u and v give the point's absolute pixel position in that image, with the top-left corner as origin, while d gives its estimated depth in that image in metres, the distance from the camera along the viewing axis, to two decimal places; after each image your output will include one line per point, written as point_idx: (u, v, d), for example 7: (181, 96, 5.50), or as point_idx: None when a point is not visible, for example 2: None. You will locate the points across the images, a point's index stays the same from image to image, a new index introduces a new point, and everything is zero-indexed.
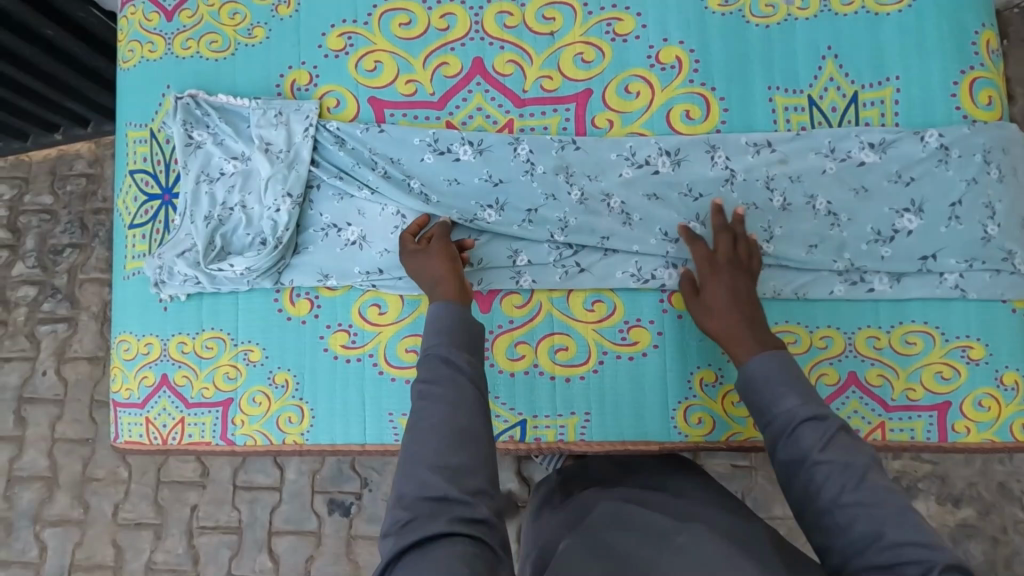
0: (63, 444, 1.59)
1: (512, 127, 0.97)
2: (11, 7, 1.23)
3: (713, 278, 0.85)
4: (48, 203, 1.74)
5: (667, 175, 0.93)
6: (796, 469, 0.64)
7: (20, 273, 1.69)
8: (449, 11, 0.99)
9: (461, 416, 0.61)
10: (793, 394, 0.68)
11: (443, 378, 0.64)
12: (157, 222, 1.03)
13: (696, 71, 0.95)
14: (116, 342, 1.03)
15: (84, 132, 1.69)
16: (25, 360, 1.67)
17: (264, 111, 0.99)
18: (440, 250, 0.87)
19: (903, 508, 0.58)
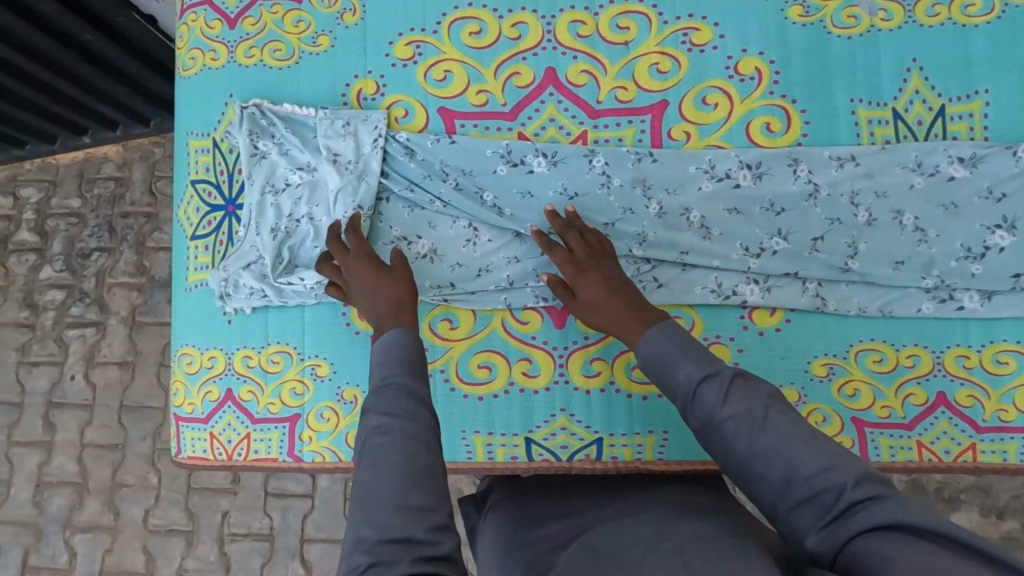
0: (92, 450, 1.72)
1: (586, 138, 0.96)
2: (51, 12, 1.30)
3: (585, 273, 0.83)
4: (76, 207, 1.85)
5: (749, 189, 0.91)
6: (708, 433, 0.62)
7: (48, 276, 1.82)
8: (520, 20, 0.97)
9: (419, 450, 0.60)
10: (684, 360, 0.66)
11: (403, 410, 0.63)
12: (220, 233, 1.01)
13: (776, 83, 0.93)
14: (177, 355, 1.01)
15: (113, 135, 1.80)
16: (52, 365, 1.78)
17: (332, 121, 0.97)
18: (397, 272, 0.83)
19: (805, 436, 0.58)
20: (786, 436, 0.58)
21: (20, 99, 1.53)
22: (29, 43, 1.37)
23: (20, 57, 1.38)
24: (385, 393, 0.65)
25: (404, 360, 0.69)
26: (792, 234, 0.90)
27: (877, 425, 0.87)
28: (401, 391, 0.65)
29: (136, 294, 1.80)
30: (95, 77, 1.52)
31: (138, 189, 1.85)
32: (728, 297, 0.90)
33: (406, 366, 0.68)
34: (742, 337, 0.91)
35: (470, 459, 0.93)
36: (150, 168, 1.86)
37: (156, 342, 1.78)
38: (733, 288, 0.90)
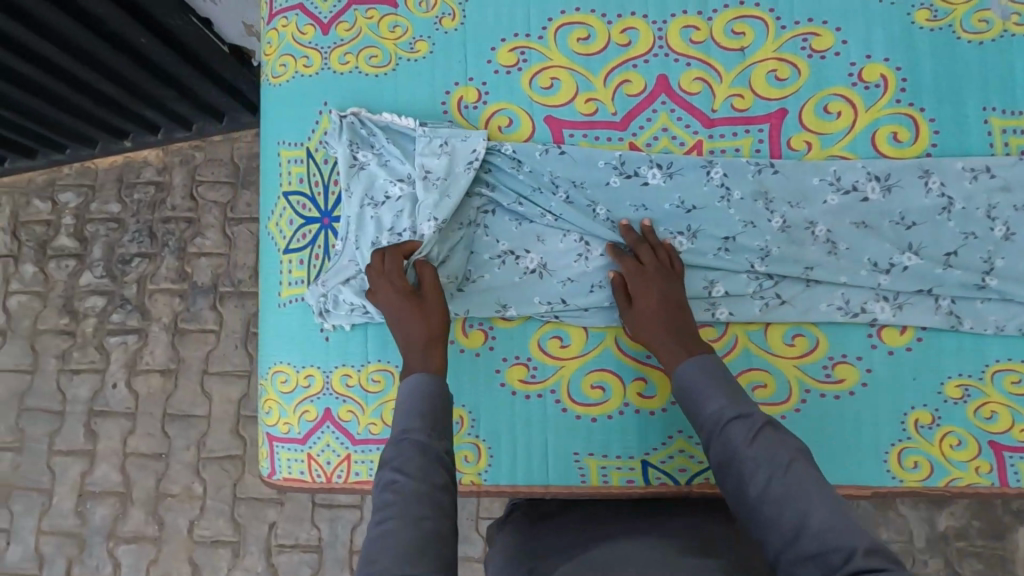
0: (137, 459, 1.68)
1: (701, 149, 0.92)
2: (107, 14, 1.28)
3: (646, 290, 0.85)
4: (115, 211, 1.81)
5: (878, 202, 0.87)
6: (727, 465, 0.68)
7: (88, 282, 1.78)
8: (630, 25, 0.93)
9: (425, 509, 0.64)
10: (717, 394, 0.73)
11: (411, 471, 0.67)
12: (316, 246, 0.97)
13: (903, 90, 0.89)
14: (271, 373, 0.98)
15: (154, 139, 1.76)
16: (94, 373, 1.74)
17: (429, 139, 0.93)
18: (427, 306, 0.85)
19: (823, 494, 0.62)
20: (801, 486, 0.62)
21: (60, 100, 1.49)
22: (77, 43, 1.35)
23: (68, 59, 1.36)
24: (403, 449, 0.69)
25: (425, 415, 0.73)
26: (923, 249, 0.86)
27: (1015, 448, 0.85)
28: (415, 448, 0.70)
29: (178, 301, 1.75)
30: (142, 80, 1.48)
31: (179, 193, 1.80)
32: (856, 314, 0.87)
33: (425, 423, 0.72)
34: (870, 356, 0.87)
35: (584, 482, 0.90)
36: (191, 172, 1.81)
37: (198, 349, 1.73)
38: (861, 306, 0.87)
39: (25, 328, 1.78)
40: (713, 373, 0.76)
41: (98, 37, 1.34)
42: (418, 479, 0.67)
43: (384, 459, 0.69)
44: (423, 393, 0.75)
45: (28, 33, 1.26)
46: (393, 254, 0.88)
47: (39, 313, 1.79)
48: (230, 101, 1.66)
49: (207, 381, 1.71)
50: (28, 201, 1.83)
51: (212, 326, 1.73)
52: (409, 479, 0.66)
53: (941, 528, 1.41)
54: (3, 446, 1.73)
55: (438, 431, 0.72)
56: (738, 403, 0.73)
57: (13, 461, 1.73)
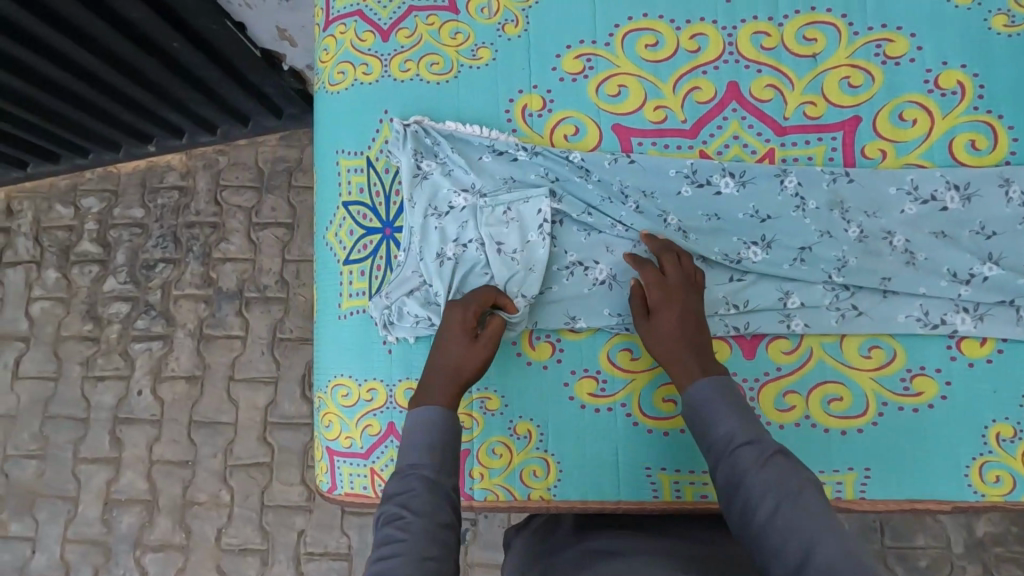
0: (163, 466, 1.65)
1: (773, 157, 0.90)
2: (144, 19, 1.28)
3: (668, 303, 0.83)
4: (139, 217, 1.79)
5: (957, 212, 0.86)
6: (734, 489, 0.67)
7: (112, 288, 1.76)
8: (699, 31, 0.92)
9: (429, 549, 0.65)
10: (729, 417, 0.72)
11: (419, 509, 0.68)
12: (378, 257, 0.95)
13: (981, 98, 0.88)
14: (330, 387, 0.97)
15: (178, 143, 1.74)
16: (118, 380, 1.71)
17: (492, 209, 0.91)
18: (474, 350, 0.83)
19: (830, 528, 0.61)
20: (806, 519, 0.61)
21: (89, 105, 1.49)
22: (111, 50, 1.35)
23: (102, 65, 1.36)
24: (410, 483, 0.70)
25: (433, 449, 0.74)
26: (1004, 259, 0.84)
27: None
28: (423, 485, 0.70)
29: (203, 306, 1.72)
30: (174, 85, 1.48)
31: (203, 199, 1.78)
32: (936, 326, 0.85)
33: (435, 460, 0.73)
34: (949, 368, 0.85)
35: (656, 496, 0.88)
36: (215, 177, 1.78)
37: (224, 355, 1.69)
38: (941, 317, 0.85)
39: (48, 334, 1.76)
40: (726, 396, 0.74)
41: (130, 40, 1.32)
42: (424, 517, 0.67)
43: (390, 491, 0.70)
44: (435, 428, 0.75)
45: (64, 39, 1.27)
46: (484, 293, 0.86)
47: (63, 319, 1.76)
48: (257, 105, 1.64)
49: (233, 388, 1.68)
50: (50, 206, 1.81)
51: (238, 332, 1.70)
52: (414, 519, 0.67)
53: (978, 533, 1.41)
54: (28, 453, 1.70)
55: (445, 469, 0.72)
56: (749, 425, 0.71)
57: (37, 468, 1.69)
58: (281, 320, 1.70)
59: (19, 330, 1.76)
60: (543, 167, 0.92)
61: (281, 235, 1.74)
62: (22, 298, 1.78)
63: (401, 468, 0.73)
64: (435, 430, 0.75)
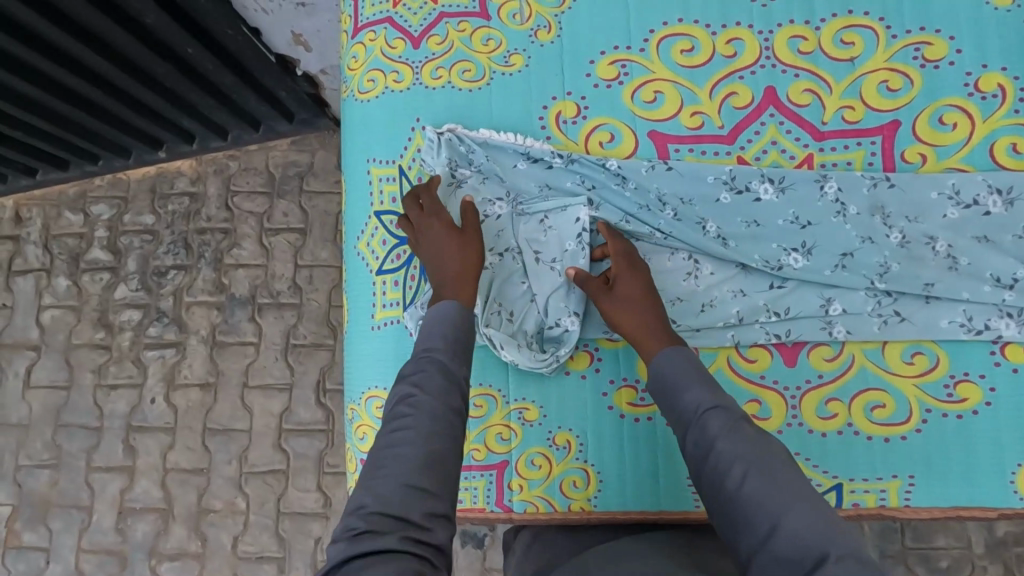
0: (178, 475, 1.63)
1: (812, 162, 0.89)
2: (159, 24, 1.27)
3: (629, 278, 0.84)
4: (149, 223, 1.78)
5: (1000, 216, 0.85)
6: (703, 457, 0.65)
7: (123, 295, 1.74)
8: (735, 36, 0.91)
9: (437, 427, 0.65)
10: (697, 385, 0.70)
11: (431, 390, 0.68)
12: (412, 267, 0.94)
13: (1022, 101, 0.87)
14: (363, 398, 0.96)
15: (188, 149, 1.73)
16: (131, 388, 1.70)
17: (530, 217, 0.90)
18: (468, 242, 0.84)
19: (799, 491, 0.59)
20: (776, 483, 0.59)
21: (101, 109, 1.47)
22: (125, 54, 1.33)
23: (114, 69, 1.33)
24: (424, 366, 0.70)
25: (450, 339, 0.73)
26: None
27: None
28: (438, 368, 0.70)
29: (216, 313, 1.71)
30: (187, 90, 1.46)
31: (213, 204, 1.76)
32: (980, 332, 0.85)
33: (448, 345, 0.73)
34: (993, 374, 0.85)
35: (699, 506, 0.88)
36: (226, 182, 1.77)
37: (238, 362, 1.68)
38: (985, 322, 0.85)
39: (59, 342, 1.74)
40: (694, 365, 0.74)
41: (147, 47, 1.31)
42: (436, 398, 0.67)
43: (404, 372, 0.70)
44: (452, 321, 0.74)
45: (81, 48, 1.26)
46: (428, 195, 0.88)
47: (74, 327, 1.74)
48: (269, 108, 1.62)
49: (248, 395, 1.66)
50: (60, 214, 1.80)
51: (251, 339, 1.69)
52: (424, 399, 0.66)
53: (999, 533, 1.40)
54: (41, 462, 1.68)
55: (460, 356, 0.72)
56: (717, 395, 0.70)
57: (50, 478, 1.68)
58: (295, 326, 1.68)
59: (30, 339, 1.75)
60: (579, 175, 0.91)
61: (293, 240, 1.73)
62: (33, 306, 1.76)
63: (417, 352, 0.72)
64: (455, 320, 0.75)
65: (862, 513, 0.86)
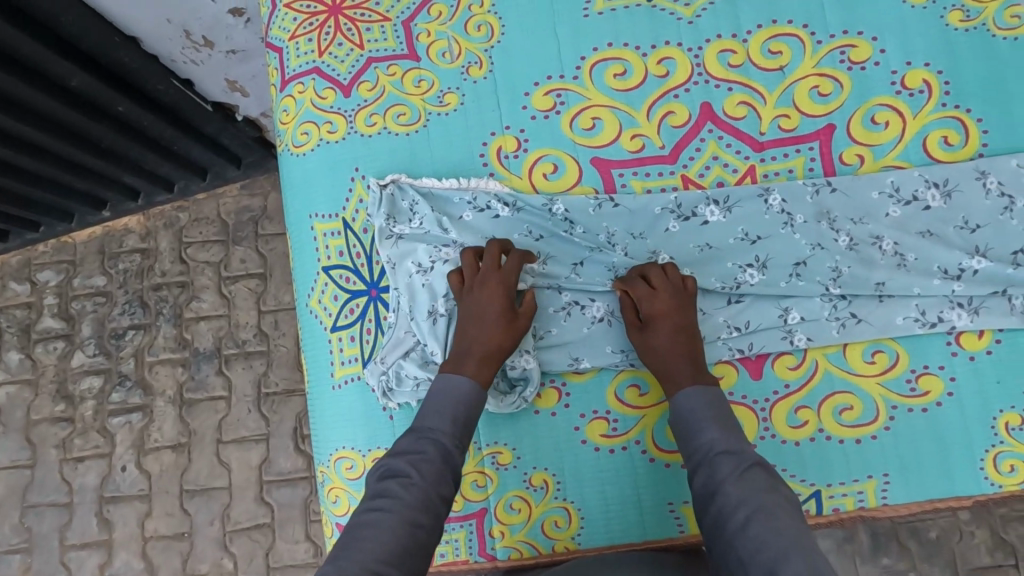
0: (159, 541, 1.57)
1: (755, 174, 0.90)
2: (85, 86, 1.22)
3: (663, 315, 0.83)
4: (101, 284, 1.71)
5: (940, 209, 0.86)
6: (709, 499, 0.72)
7: (81, 362, 1.67)
8: (666, 55, 0.91)
9: (421, 517, 0.71)
10: (713, 426, 0.77)
11: (426, 474, 0.74)
12: (367, 320, 0.92)
13: (948, 94, 0.89)
14: (332, 460, 0.93)
15: (134, 205, 1.67)
16: (100, 459, 1.63)
17: None
18: (513, 329, 0.84)
19: (795, 540, 0.64)
20: (775, 530, 0.65)
21: (39, 177, 1.41)
22: (58, 121, 1.27)
23: (49, 138, 1.28)
24: (424, 446, 0.77)
25: (458, 422, 0.80)
26: (990, 251, 0.86)
27: None
28: (436, 450, 0.77)
29: (181, 370, 1.65)
30: (126, 147, 1.40)
31: (167, 258, 1.71)
32: (934, 325, 0.86)
33: (454, 430, 0.79)
34: (953, 364, 0.86)
35: (684, 531, 0.86)
36: (178, 235, 1.71)
37: (210, 418, 1.62)
38: (938, 315, 0.86)
39: (18, 420, 1.65)
40: (717, 405, 0.79)
41: (78, 111, 1.26)
42: (430, 485, 0.74)
43: (403, 448, 0.77)
44: (462, 404, 0.81)
45: (10, 121, 1.20)
46: (517, 258, 0.86)
47: (32, 401, 1.66)
48: (214, 155, 1.57)
49: (223, 451, 1.61)
50: (4, 285, 1.72)
51: (221, 393, 1.63)
52: (416, 486, 0.73)
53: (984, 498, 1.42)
54: (11, 548, 1.60)
55: (459, 442, 0.79)
56: (732, 436, 0.76)
57: (23, 563, 1.59)
58: (265, 375, 1.64)
59: None
60: (526, 225, 0.90)
61: (254, 286, 1.69)
62: None
63: (418, 428, 0.79)
64: (466, 401, 0.81)
65: (843, 517, 0.86)
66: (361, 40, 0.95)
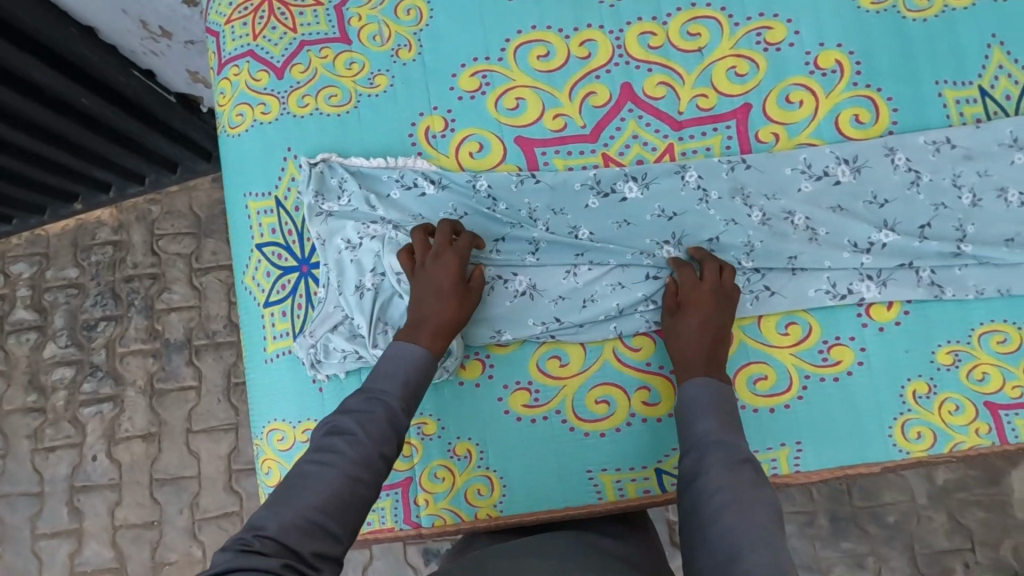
0: (128, 530, 1.59)
1: (673, 152, 0.92)
2: (47, 79, 1.24)
3: (698, 304, 0.85)
4: (74, 276, 1.73)
5: (849, 184, 0.89)
6: (690, 483, 0.73)
7: (53, 353, 1.69)
8: (588, 37, 0.94)
9: (360, 472, 0.71)
10: (710, 417, 0.77)
11: (371, 434, 0.73)
12: (298, 295, 0.95)
13: (859, 74, 0.91)
14: (265, 432, 0.95)
15: (106, 198, 1.69)
16: (71, 448, 1.65)
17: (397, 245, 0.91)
18: (465, 302, 0.86)
19: (765, 535, 0.65)
20: (745, 521, 0.66)
21: (11, 172, 1.45)
22: (22, 116, 1.30)
23: (15, 131, 1.31)
24: (373, 407, 0.76)
25: (404, 386, 0.80)
26: (898, 225, 0.88)
27: (1011, 406, 0.86)
28: (385, 413, 0.76)
29: (152, 361, 1.67)
30: (93, 142, 1.43)
31: (139, 251, 1.72)
32: (844, 296, 0.88)
33: (403, 393, 0.79)
34: (863, 335, 0.88)
35: (602, 498, 0.89)
36: (150, 227, 1.73)
37: (180, 409, 1.64)
38: (848, 287, 0.88)
39: None
40: (721, 401, 0.79)
41: (39, 103, 1.28)
42: (373, 445, 0.73)
43: (351, 407, 0.76)
44: (413, 365, 0.81)
45: None
46: (465, 238, 0.88)
47: (5, 392, 1.69)
48: (182, 149, 1.58)
49: (193, 441, 1.62)
50: None
51: (191, 383, 1.65)
52: (360, 442, 0.72)
53: (941, 481, 1.43)
54: None
55: (408, 406, 0.78)
56: (726, 430, 0.76)
57: None
58: (235, 365, 1.65)
59: None
60: (451, 204, 0.92)
61: (225, 277, 1.71)
62: None
63: (370, 390, 0.78)
64: (419, 366, 0.81)
65: None
66: (294, 24, 0.98)
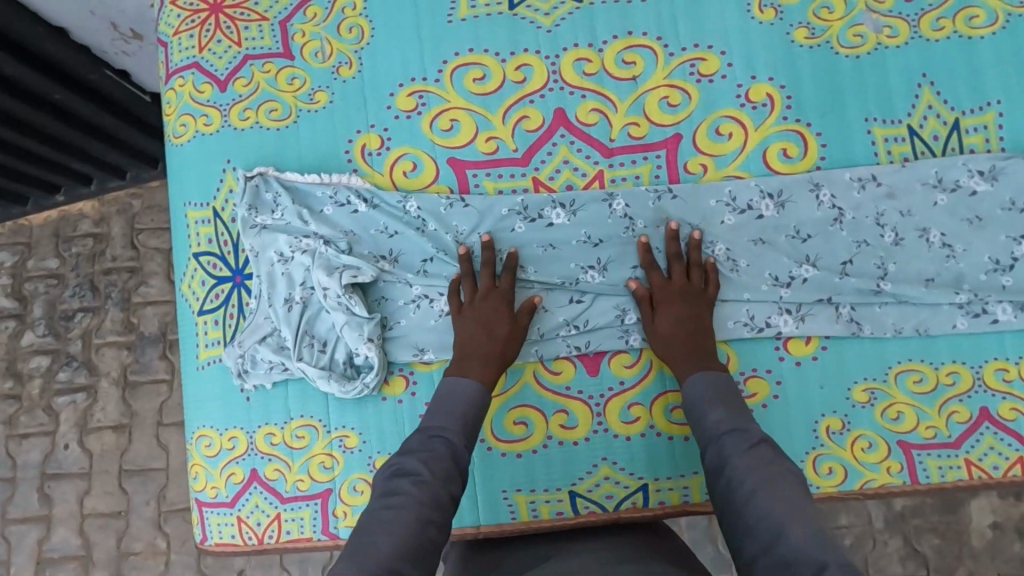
0: (96, 519, 1.61)
1: (602, 179, 0.93)
2: (18, 74, 1.22)
3: (672, 305, 0.87)
4: (54, 267, 1.74)
5: (772, 218, 0.90)
6: (719, 471, 0.72)
7: (30, 342, 1.70)
8: (524, 62, 0.95)
9: (432, 513, 0.69)
10: (719, 407, 0.78)
11: (436, 472, 0.73)
12: (230, 305, 0.97)
13: (789, 108, 0.92)
14: (194, 438, 0.97)
15: (87, 190, 1.68)
16: (43, 437, 1.66)
17: (325, 262, 0.91)
18: (515, 336, 0.88)
19: (801, 510, 0.64)
20: (778, 497, 0.66)
21: None
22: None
23: None
24: (434, 445, 0.76)
25: (459, 417, 0.80)
26: (820, 260, 0.89)
27: (924, 446, 0.87)
28: (446, 450, 0.76)
29: (127, 353, 1.69)
30: (69, 135, 1.41)
31: (119, 244, 1.73)
32: (762, 329, 0.89)
33: (464, 430, 0.79)
34: (780, 368, 0.89)
35: (516, 518, 0.90)
36: (130, 222, 1.74)
37: (151, 401, 1.65)
38: (766, 320, 0.89)
39: None
40: (723, 391, 0.80)
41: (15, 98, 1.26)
42: (439, 484, 0.72)
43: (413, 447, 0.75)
44: (467, 400, 0.82)
45: None
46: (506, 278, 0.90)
47: None
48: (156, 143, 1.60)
49: (163, 433, 1.64)
50: None
51: (163, 376, 1.67)
52: (427, 482, 0.71)
53: (898, 507, 1.38)
54: None
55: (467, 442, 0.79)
56: (736, 417, 0.77)
57: None
58: None
59: None
60: (382, 222, 0.94)
61: None
62: None
63: (428, 428, 0.79)
64: (473, 400, 0.82)
65: (669, 510, 0.89)
66: (239, 38, 1.00)
